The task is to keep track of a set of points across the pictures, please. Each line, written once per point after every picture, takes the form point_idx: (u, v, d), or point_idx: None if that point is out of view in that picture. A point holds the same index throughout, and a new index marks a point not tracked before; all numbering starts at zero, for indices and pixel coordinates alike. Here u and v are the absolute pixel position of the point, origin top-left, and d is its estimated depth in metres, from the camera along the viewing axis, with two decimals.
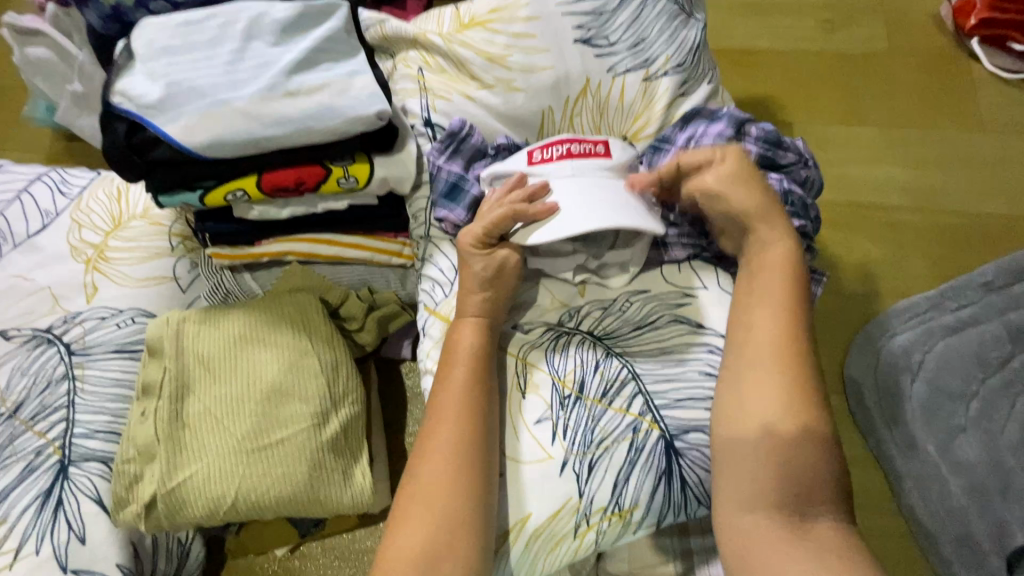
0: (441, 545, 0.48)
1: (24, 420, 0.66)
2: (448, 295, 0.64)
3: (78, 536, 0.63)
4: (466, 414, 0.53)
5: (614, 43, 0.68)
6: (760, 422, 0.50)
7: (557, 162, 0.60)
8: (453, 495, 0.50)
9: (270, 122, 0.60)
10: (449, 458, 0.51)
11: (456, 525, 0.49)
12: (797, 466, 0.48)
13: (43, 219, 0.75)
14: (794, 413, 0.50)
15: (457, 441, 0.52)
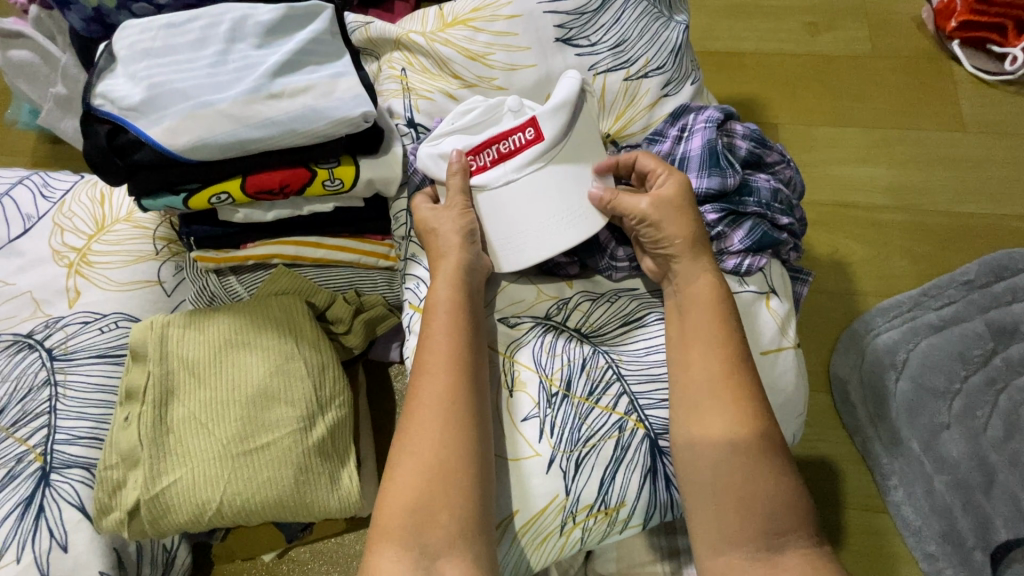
0: (438, 492, 0.48)
1: (4, 427, 0.65)
2: None
3: (60, 544, 0.62)
4: (457, 362, 0.53)
5: (596, 42, 0.69)
6: (717, 460, 0.49)
7: (493, 167, 0.58)
8: (448, 447, 0.49)
9: (254, 125, 0.60)
10: (442, 405, 0.51)
11: (450, 473, 0.49)
12: (757, 497, 0.47)
13: (25, 223, 0.74)
14: (747, 455, 0.48)
15: (445, 392, 0.51)
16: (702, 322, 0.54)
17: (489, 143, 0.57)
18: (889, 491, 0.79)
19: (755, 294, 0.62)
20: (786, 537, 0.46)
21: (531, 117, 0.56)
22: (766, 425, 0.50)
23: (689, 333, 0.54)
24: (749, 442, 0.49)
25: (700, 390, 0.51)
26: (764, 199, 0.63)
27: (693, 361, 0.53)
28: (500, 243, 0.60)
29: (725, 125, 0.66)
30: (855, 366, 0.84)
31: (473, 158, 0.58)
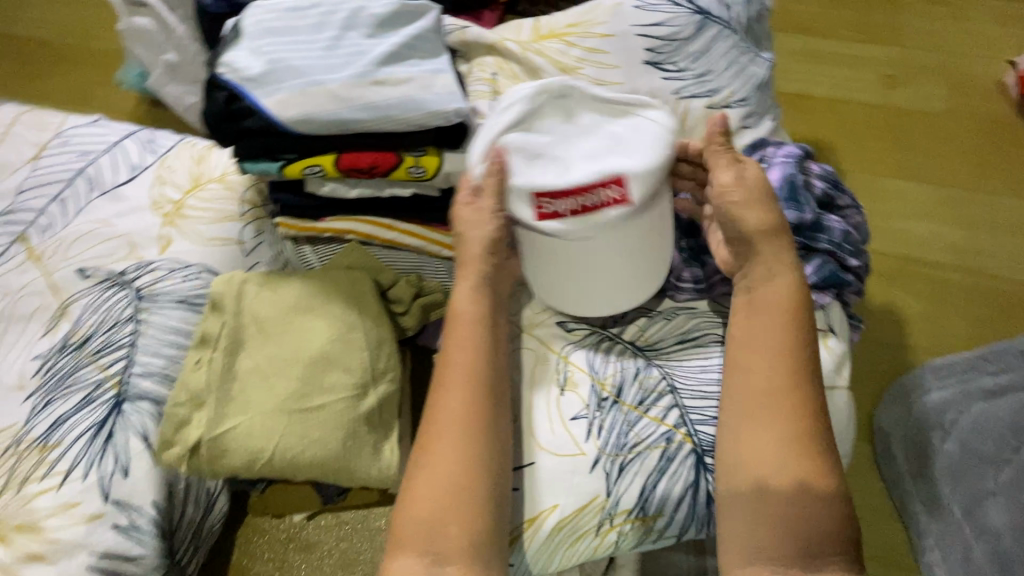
0: (451, 507, 0.50)
1: (88, 353, 0.71)
2: None
3: (122, 469, 0.67)
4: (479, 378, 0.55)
5: (682, 69, 0.71)
6: (765, 469, 0.50)
7: (568, 219, 0.55)
8: (463, 463, 0.52)
9: (359, 107, 0.64)
10: (461, 420, 0.53)
11: (462, 488, 0.51)
12: (798, 514, 0.48)
13: (130, 172, 0.81)
14: (793, 470, 0.49)
15: (465, 407, 0.54)
16: (768, 325, 0.55)
17: (571, 195, 0.54)
18: (922, 551, 0.77)
19: (813, 328, 0.63)
20: (822, 556, 0.48)
21: (623, 176, 0.54)
22: (822, 446, 0.50)
23: (751, 338, 0.55)
24: (799, 459, 0.50)
25: (758, 395, 0.52)
26: (836, 238, 0.64)
27: (755, 369, 0.54)
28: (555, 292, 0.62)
29: (803, 166, 0.67)
30: (900, 419, 0.83)
31: (548, 201, 0.55)
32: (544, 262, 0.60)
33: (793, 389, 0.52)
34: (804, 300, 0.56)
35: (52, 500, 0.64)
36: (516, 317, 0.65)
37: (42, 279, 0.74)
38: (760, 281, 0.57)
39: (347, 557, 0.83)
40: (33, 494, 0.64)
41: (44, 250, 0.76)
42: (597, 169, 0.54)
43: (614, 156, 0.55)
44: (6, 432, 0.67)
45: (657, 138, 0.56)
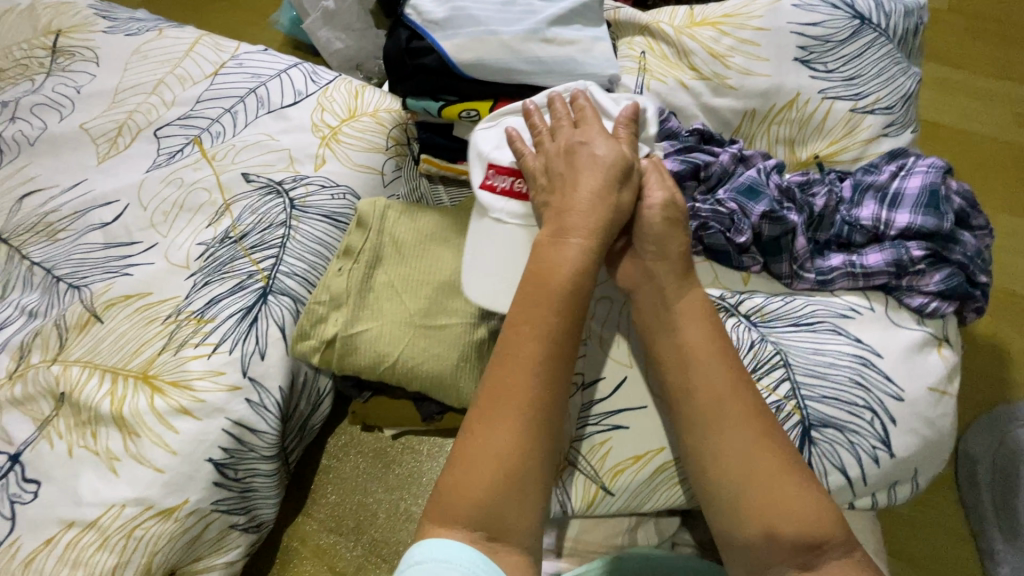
0: (508, 496, 0.49)
1: (245, 247, 0.79)
2: None
3: (259, 352, 0.75)
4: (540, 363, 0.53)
5: (832, 70, 0.74)
6: (735, 476, 0.51)
7: (498, 193, 0.65)
8: (526, 448, 0.50)
9: (526, 59, 0.70)
10: (520, 407, 0.51)
11: (516, 476, 0.49)
12: (792, 516, 0.49)
13: (295, 96, 0.89)
14: (769, 474, 0.50)
15: (530, 393, 0.52)
16: (699, 329, 0.57)
17: (509, 175, 0.65)
18: None
19: (930, 334, 0.64)
20: (821, 548, 0.48)
21: None
22: (785, 441, 0.53)
23: (687, 345, 0.57)
24: (776, 463, 0.51)
25: (711, 403, 0.54)
26: (969, 254, 0.64)
27: (699, 374, 0.55)
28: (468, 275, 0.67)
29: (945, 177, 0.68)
30: (990, 450, 0.82)
31: (493, 175, 0.66)
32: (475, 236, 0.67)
33: (741, 395, 0.54)
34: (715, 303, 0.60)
35: (203, 365, 0.73)
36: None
37: (212, 177, 0.84)
38: (673, 289, 0.59)
39: (424, 480, 0.89)
40: (189, 356, 0.73)
41: (216, 152, 0.86)
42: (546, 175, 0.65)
43: None
44: (170, 302, 0.77)
45: None
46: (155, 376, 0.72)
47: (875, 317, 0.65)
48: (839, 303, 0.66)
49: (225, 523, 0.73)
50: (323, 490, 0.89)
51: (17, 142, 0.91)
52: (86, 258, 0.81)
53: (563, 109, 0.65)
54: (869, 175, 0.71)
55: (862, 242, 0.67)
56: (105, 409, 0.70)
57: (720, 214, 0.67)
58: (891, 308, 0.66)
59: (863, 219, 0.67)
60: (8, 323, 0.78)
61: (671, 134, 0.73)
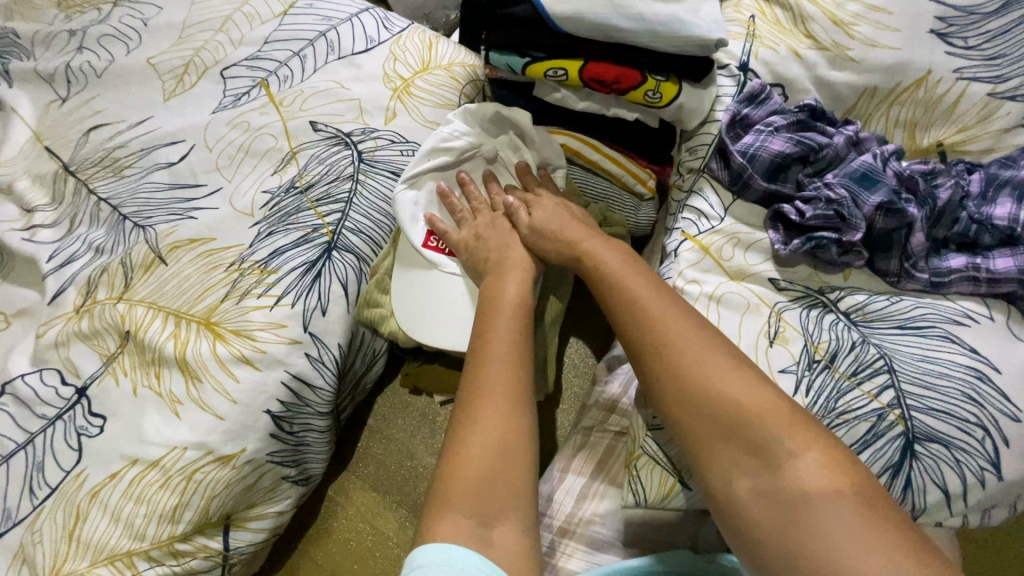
0: (496, 507, 0.49)
1: (310, 199, 0.77)
2: (714, 228, 0.68)
3: (321, 308, 0.73)
4: (494, 388, 0.55)
5: (972, 46, 0.66)
6: (698, 451, 0.49)
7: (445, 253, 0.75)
8: (499, 468, 0.50)
9: (628, 16, 0.64)
10: (495, 431, 0.52)
11: (495, 484, 0.50)
12: (764, 487, 0.45)
13: (367, 43, 0.85)
14: (722, 443, 0.48)
15: (487, 407, 0.53)
16: (620, 287, 0.57)
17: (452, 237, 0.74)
18: None
19: None
20: (806, 506, 0.43)
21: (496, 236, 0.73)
22: (736, 396, 0.48)
23: (621, 307, 0.56)
24: (723, 431, 0.48)
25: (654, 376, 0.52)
26: None
27: (628, 338, 0.54)
28: (416, 320, 0.73)
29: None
30: None
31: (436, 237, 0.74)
32: (418, 290, 0.74)
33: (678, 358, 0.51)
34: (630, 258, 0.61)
35: (265, 316, 0.72)
36: (728, 263, 0.66)
37: (280, 123, 0.81)
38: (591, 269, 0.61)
39: None
40: (251, 307, 0.72)
41: (284, 96, 0.83)
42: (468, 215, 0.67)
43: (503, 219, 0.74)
44: (234, 250, 0.75)
45: None
46: (217, 324, 0.71)
47: (995, 327, 0.60)
48: (952, 308, 0.61)
49: (277, 474, 0.74)
50: (369, 449, 0.89)
51: (83, 72, 0.89)
52: (151, 198, 0.80)
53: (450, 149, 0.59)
54: (1006, 169, 0.64)
55: (990, 243, 0.62)
56: (168, 351, 0.70)
57: (831, 203, 0.63)
58: (1012, 320, 0.60)
59: (997, 219, 0.61)
60: (74, 257, 0.78)
61: (782, 111, 0.69)
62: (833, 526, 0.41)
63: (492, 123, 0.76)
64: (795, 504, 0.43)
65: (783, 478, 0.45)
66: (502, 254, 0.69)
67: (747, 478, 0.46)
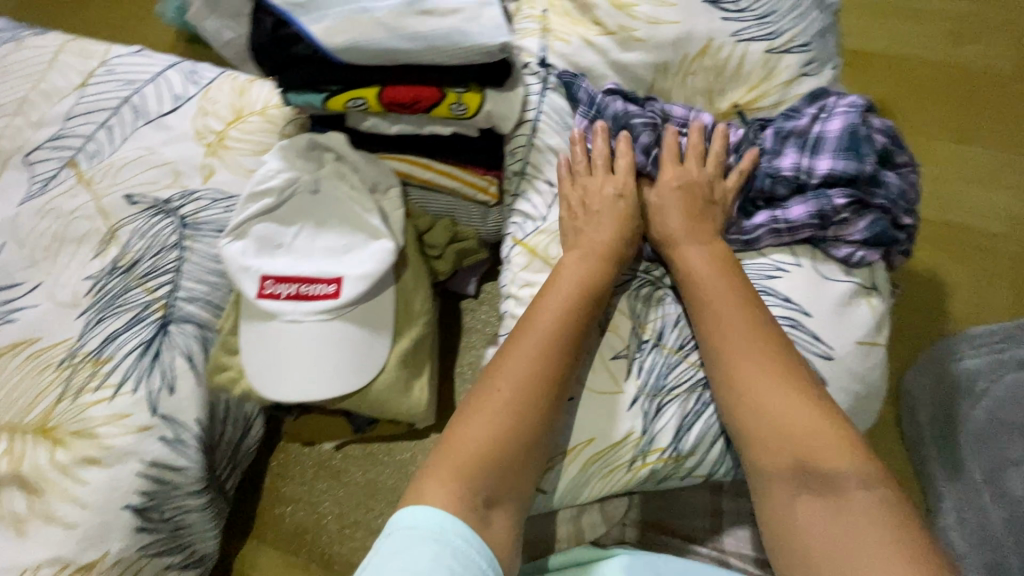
0: (481, 480, 0.49)
1: (136, 276, 0.73)
2: (539, 229, 0.69)
3: (168, 387, 0.70)
4: (528, 383, 0.53)
5: (744, 8, 0.69)
6: (766, 454, 0.51)
7: (283, 300, 0.69)
8: (503, 447, 0.51)
9: (406, 36, 0.63)
10: (501, 410, 0.52)
11: (488, 464, 0.50)
12: (818, 494, 0.48)
13: (174, 102, 0.82)
14: (786, 451, 0.50)
15: (512, 394, 0.53)
16: (729, 310, 0.57)
17: (292, 282, 0.70)
18: None
19: (859, 285, 0.62)
20: (854, 523, 0.46)
21: (339, 278, 0.70)
22: (803, 406, 0.51)
23: (721, 321, 0.56)
24: (789, 436, 0.51)
25: (733, 372, 0.54)
26: (894, 194, 0.61)
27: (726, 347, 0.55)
28: (259, 371, 0.70)
29: (872, 114, 0.64)
30: None
31: (273, 284, 0.70)
32: (264, 343, 0.70)
33: (773, 368, 0.53)
34: (733, 262, 0.61)
35: (105, 410, 0.68)
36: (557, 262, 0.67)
37: (93, 202, 0.77)
38: (692, 262, 0.61)
39: (372, 484, 0.87)
40: (89, 403, 0.68)
41: (94, 173, 0.78)
42: (324, 269, 0.71)
43: (342, 261, 0.71)
44: (62, 346, 0.71)
45: (379, 255, 0.71)
46: (55, 429, 0.67)
47: (801, 273, 0.62)
48: (764, 265, 0.64)
49: (157, 567, 0.71)
50: (269, 510, 0.86)
51: None
52: None
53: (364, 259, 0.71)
54: (790, 120, 0.67)
55: (785, 194, 0.64)
56: (4, 471, 0.66)
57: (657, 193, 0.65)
58: (817, 259, 0.63)
59: (784, 170, 0.64)
60: None
61: (600, 105, 0.69)
62: (870, 549, 0.44)
63: (309, 155, 0.73)
64: (833, 500, 0.48)
65: (837, 496, 0.48)
66: (587, 239, 0.63)
67: (797, 484, 0.50)
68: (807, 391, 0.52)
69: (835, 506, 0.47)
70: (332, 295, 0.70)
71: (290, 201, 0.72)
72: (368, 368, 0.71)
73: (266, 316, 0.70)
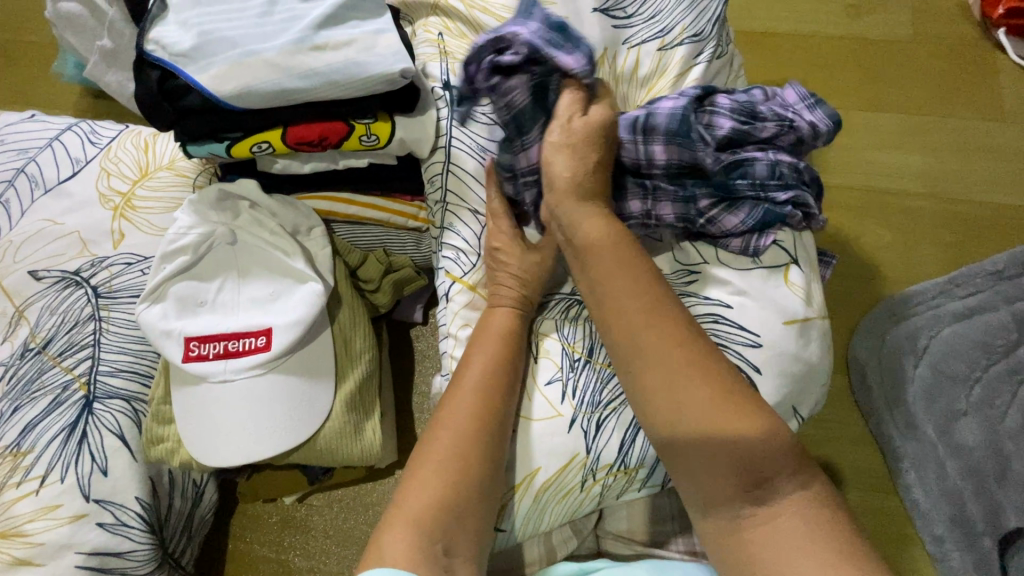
0: (434, 533, 0.47)
1: (51, 356, 0.69)
2: (474, 265, 0.67)
3: (100, 469, 0.66)
4: (467, 431, 0.52)
5: (631, 14, 0.71)
6: (698, 461, 0.46)
7: (212, 359, 0.66)
8: (450, 499, 0.49)
9: (299, 75, 0.61)
10: (444, 461, 0.50)
11: (438, 517, 0.48)
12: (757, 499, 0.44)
13: (74, 167, 0.77)
14: (711, 453, 0.45)
15: (455, 440, 0.51)
16: (630, 297, 0.51)
17: (218, 339, 0.67)
18: (900, 474, 0.79)
19: (774, 267, 0.62)
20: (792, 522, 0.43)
21: (269, 329, 0.68)
22: (721, 392, 0.45)
23: (626, 313, 0.50)
24: (711, 433, 0.45)
25: (647, 369, 0.48)
26: (758, 179, 0.61)
27: (636, 344, 0.49)
28: (195, 444, 0.66)
29: (704, 101, 0.64)
30: (875, 349, 0.84)
31: (198, 345, 0.67)
32: (195, 414, 0.67)
33: (685, 356, 0.47)
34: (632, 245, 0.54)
35: (32, 504, 0.64)
36: None
37: None
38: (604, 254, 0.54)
39: (340, 532, 0.84)
40: (13, 499, 0.63)
41: None
42: (250, 323, 0.68)
43: (266, 314, 0.69)
44: None
45: (307, 301, 0.68)
46: None
47: (714, 270, 0.63)
48: (679, 271, 0.65)
49: None
50: None
51: None
52: None
53: (296, 308, 0.68)
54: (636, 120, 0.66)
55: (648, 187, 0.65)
56: None
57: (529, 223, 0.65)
58: (721, 254, 0.64)
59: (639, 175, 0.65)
60: None
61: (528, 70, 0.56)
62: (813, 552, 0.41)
63: (222, 207, 0.69)
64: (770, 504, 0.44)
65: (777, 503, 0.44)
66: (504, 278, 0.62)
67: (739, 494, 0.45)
68: (729, 378, 0.46)
69: (769, 519, 0.43)
70: (263, 348, 0.67)
71: (207, 257, 0.69)
72: (314, 417, 0.68)
73: (194, 379, 0.67)
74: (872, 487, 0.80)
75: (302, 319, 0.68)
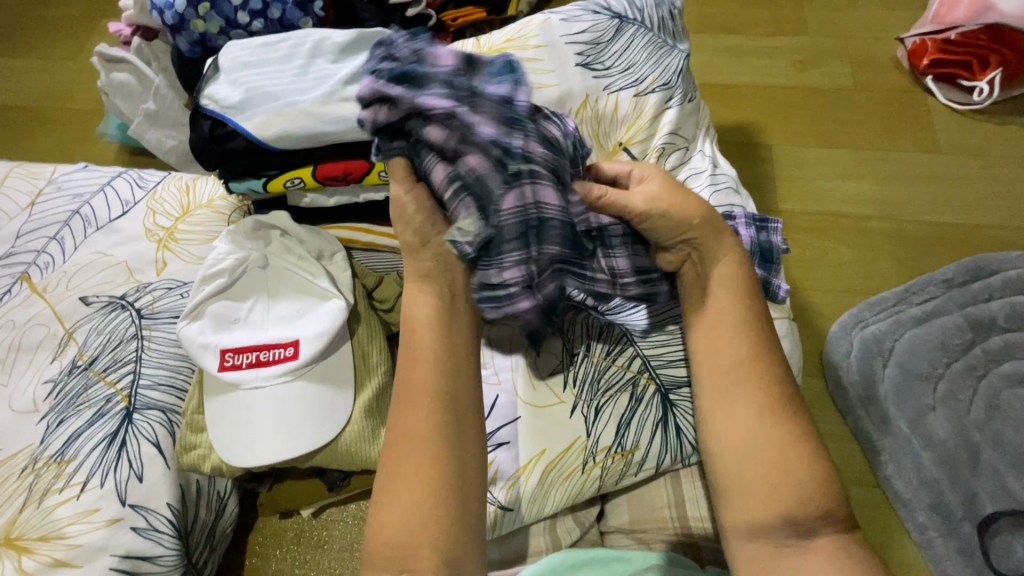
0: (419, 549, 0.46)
1: (97, 372, 0.76)
2: None
3: (137, 474, 0.71)
4: (434, 431, 0.50)
5: (609, 67, 0.84)
6: (765, 485, 0.50)
7: (245, 368, 0.74)
8: (431, 506, 0.48)
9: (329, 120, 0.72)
10: (421, 472, 0.49)
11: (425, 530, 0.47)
12: (794, 527, 0.48)
13: (123, 207, 0.88)
14: (776, 486, 0.49)
15: (426, 449, 0.50)
16: (730, 340, 0.56)
17: (251, 350, 0.75)
18: (881, 467, 0.84)
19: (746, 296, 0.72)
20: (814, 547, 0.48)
21: (297, 340, 0.76)
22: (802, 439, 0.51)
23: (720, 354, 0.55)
24: (785, 464, 0.50)
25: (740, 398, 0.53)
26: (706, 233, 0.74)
27: (733, 377, 0.54)
28: (227, 446, 0.72)
29: None
30: (847, 353, 0.91)
31: (233, 355, 0.74)
32: (228, 418, 0.73)
33: (780, 405, 0.52)
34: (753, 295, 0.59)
35: (73, 508, 0.68)
36: None
37: (48, 309, 0.80)
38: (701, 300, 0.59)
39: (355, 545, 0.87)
40: (55, 504, 0.68)
41: (47, 283, 0.82)
42: (280, 335, 0.76)
43: (295, 328, 0.77)
44: (24, 452, 0.72)
45: (331, 315, 0.76)
46: (19, 537, 0.67)
47: None
48: None
49: None
50: None
51: None
52: None
53: (320, 321, 0.76)
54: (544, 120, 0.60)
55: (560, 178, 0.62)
56: None
57: (525, 210, 0.57)
58: None
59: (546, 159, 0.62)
60: None
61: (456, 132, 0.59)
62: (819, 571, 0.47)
63: (256, 235, 0.79)
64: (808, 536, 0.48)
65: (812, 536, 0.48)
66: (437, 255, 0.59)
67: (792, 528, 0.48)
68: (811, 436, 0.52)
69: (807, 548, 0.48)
70: (291, 357, 0.75)
71: (241, 279, 0.77)
72: (335, 421, 0.74)
73: (228, 387, 0.74)
74: (857, 481, 0.85)
75: (325, 331, 0.76)
